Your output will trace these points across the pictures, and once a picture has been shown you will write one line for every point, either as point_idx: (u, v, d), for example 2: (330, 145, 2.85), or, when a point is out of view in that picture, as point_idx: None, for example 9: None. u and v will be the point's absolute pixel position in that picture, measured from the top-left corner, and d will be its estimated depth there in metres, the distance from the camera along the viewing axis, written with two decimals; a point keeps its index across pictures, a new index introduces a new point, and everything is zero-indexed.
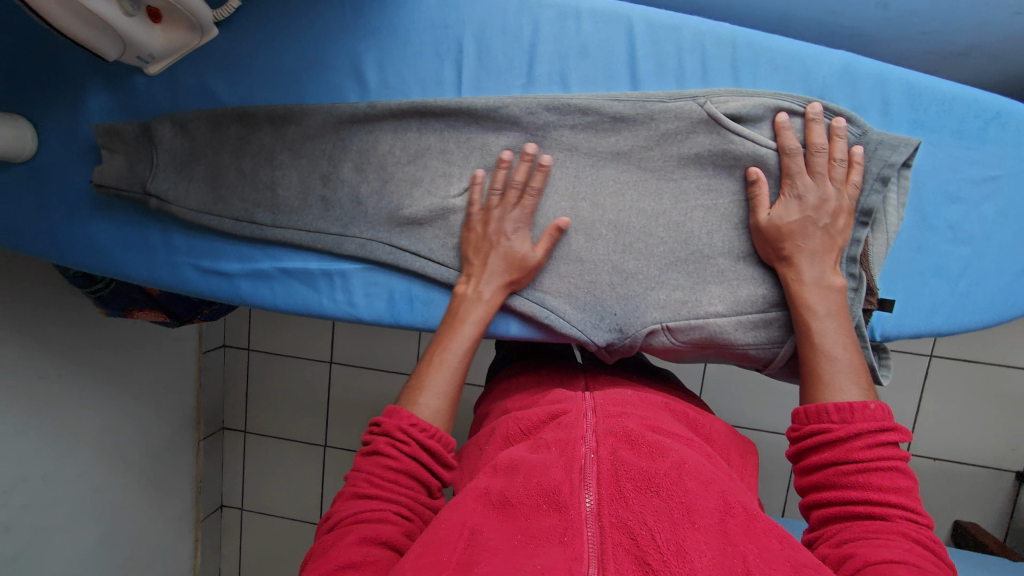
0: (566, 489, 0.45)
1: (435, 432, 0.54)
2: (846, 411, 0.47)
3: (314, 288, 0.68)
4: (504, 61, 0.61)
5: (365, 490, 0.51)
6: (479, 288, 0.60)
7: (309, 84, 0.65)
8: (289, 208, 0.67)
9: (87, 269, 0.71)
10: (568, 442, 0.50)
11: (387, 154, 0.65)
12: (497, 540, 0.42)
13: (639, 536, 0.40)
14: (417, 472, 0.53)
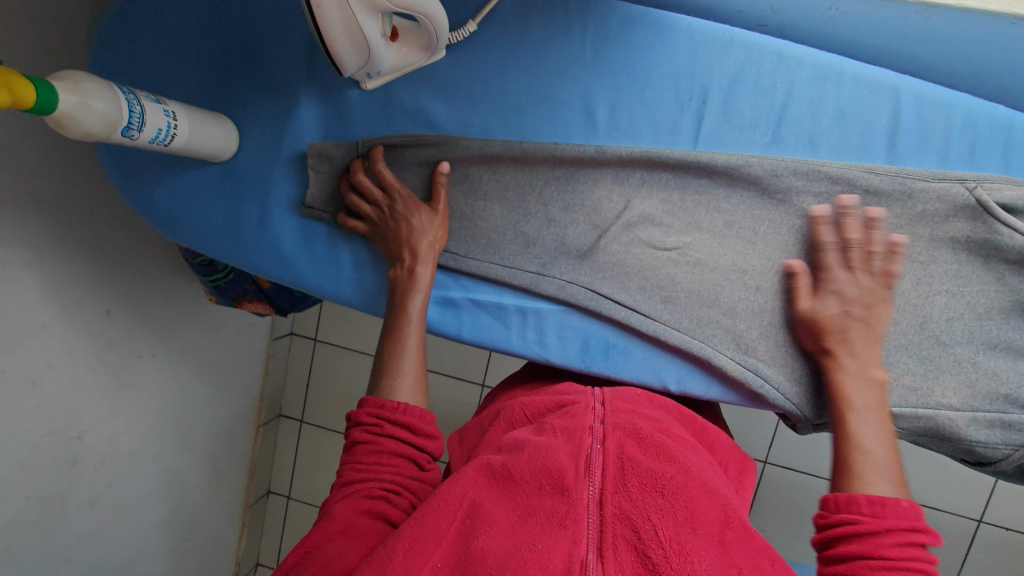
0: (570, 474, 0.45)
1: (405, 406, 0.55)
2: (879, 505, 0.44)
3: (503, 324, 0.65)
4: (749, 116, 0.58)
5: (351, 477, 0.53)
6: (416, 268, 0.61)
7: (533, 117, 0.62)
8: (486, 240, 0.64)
9: (270, 275, 0.69)
10: (577, 429, 0.50)
11: (603, 199, 0.61)
12: (497, 516, 0.43)
13: (642, 530, 0.40)
14: (400, 451, 0.54)
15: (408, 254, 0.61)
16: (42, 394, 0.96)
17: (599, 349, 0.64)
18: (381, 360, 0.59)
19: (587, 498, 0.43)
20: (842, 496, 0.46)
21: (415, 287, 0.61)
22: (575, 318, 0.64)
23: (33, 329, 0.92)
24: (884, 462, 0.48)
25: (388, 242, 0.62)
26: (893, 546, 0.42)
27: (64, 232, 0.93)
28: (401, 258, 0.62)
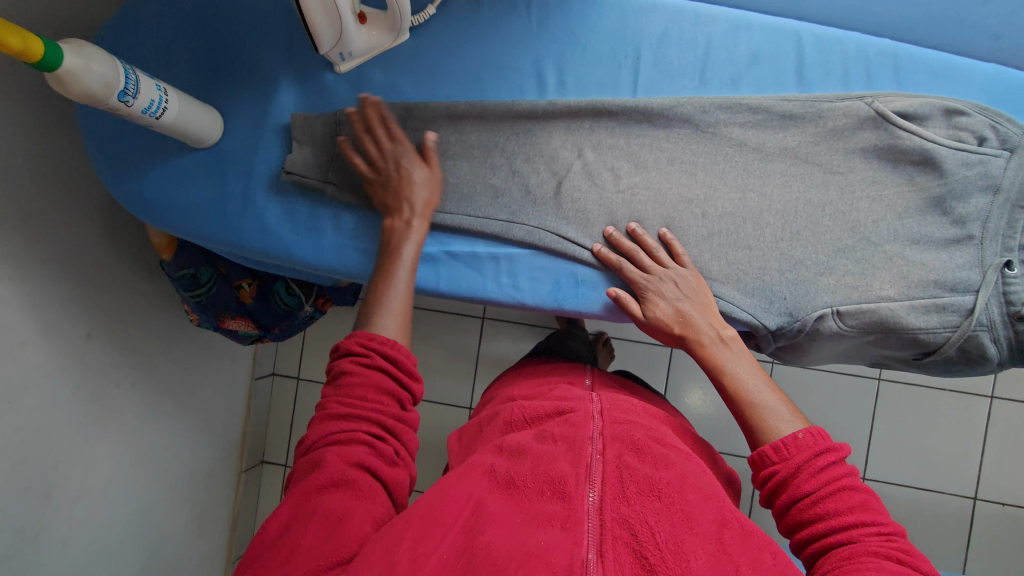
0: (571, 481, 0.49)
1: (394, 343, 0.58)
2: (783, 448, 0.51)
3: (479, 272, 0.70)
4: (677, 65, 0.67)
5: (338, 408, 0.55)
6: (412, 221, 0.67)
7: (491, 83, 0.70)
8: (458, 195, 0.70)
9: (256, 251, 0.73)
10: (577, 438, 0.54)
11: (559, 150, 0.68)
12: (501, 515, 0.46)
13: (637, 531, 0.44)
14: (387, 391, 0.56)
15: (404, 207, 0.67)
16: (19, 417, 0.94)
17: (569, 287, 0.68)
18: (372, 298, 0.63)
19: (587, 503, 0.47)
20: (789, 443, 0.51)
21: (409, 237, 0.66)
22: (544, 260, 0.69)
23: (12, 346, 0.92)
24: (786, 414, 0.55)
25: (385, 195, 0.68)
26: (857, 527, 0.46)
27: (47, 250, 0.96)
28: (398, 211, 0.67)
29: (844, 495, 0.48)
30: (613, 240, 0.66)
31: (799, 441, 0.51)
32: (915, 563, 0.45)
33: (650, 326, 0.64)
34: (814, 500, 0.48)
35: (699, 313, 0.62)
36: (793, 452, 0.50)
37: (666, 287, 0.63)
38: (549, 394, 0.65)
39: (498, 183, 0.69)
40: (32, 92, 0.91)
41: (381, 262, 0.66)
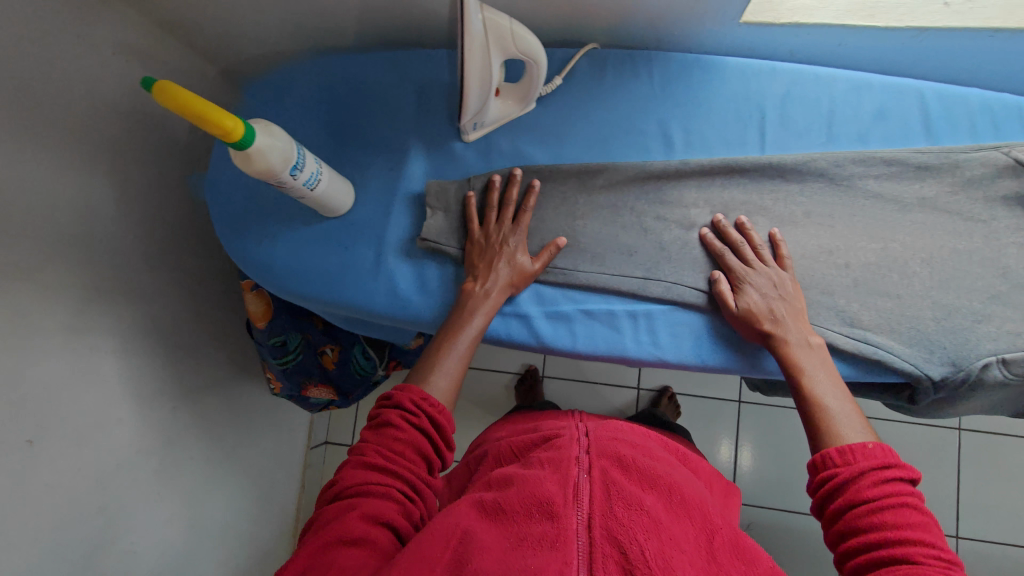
0: (558, 501, 0.52)
1: (442, 408, 0.61)
2: (848, 453, 0.52)
3: (616, 330, 0.69)
4: (803, 123, 0.69)
5: (376, 459, 0.57)
6: (490, 289, 0.68)
7: (618, 145, 0.73)
8: (593, 253, 0.70)
9: (386, 316, 0.74)
10: (561, 460, 0.58)
11: (691, 207, 0.70)
12: (491, 541, 0.49)
13: (626, 546, 0.48)
14: (421, 445, 0.58)
15: (490, 278, 0.68)
16: (108, 497, 0.92)
17: (712, 343, 0.67)
18: (426, 362, 0.65)
19: (574, 522, 0.50)
20: (857, 448, 0.52)
21: (481, 307, 0.67)
22: (683, 315, 0.68)
23: (108, 421, 0.91)
24: (854, 422, 0.55)
25: (475, 258, 0.70)
26: (911, 543, 0.46)
27: (146, 323, 0.97)
28: (482, 277, 0.69)
29: (904, 515, 0.48)
30: (704, 240, 0.68)
31: (867, 450, 0.51)
32: None
33: (738, 318, 0.64)
34: (870, 510, 0.48)
35: (787, 313, 0.63)
36: (857, 457, 0.51)
37: (762, 282, 0.64)
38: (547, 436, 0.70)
39: (515, 227, 0.70)
40: (148, 172, 0.95)
41: (448, 325, 0.68)
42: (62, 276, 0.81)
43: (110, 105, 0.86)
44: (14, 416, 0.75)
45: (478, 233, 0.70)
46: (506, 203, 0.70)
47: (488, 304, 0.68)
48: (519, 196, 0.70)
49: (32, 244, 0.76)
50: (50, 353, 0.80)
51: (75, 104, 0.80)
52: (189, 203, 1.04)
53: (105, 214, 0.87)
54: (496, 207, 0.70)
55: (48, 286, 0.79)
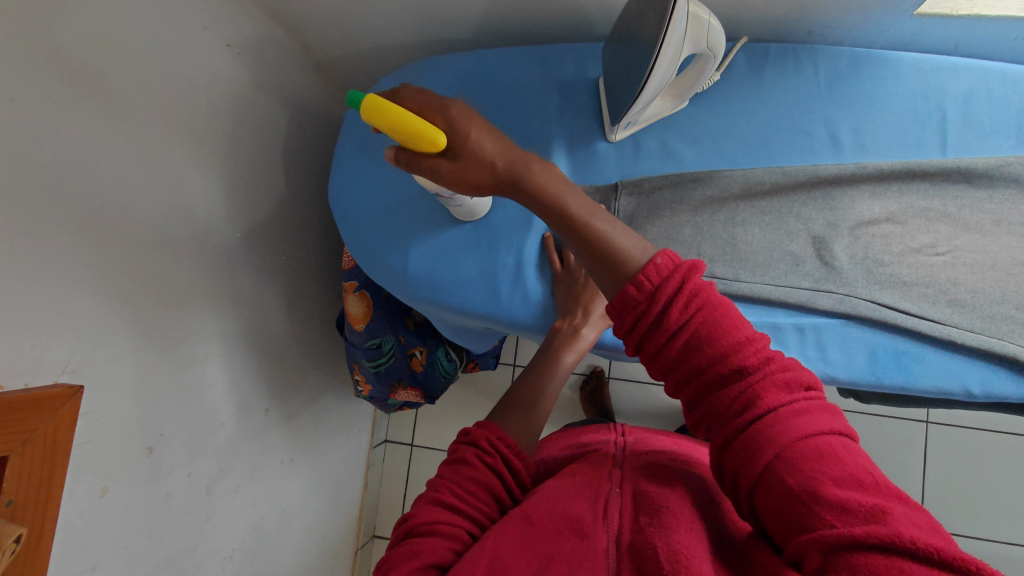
0: (588, 520, 0.50)
1: (518, 449, 0.59)
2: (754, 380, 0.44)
3: (782, 344, 0.65)
4: (989, 124, 0.65)
5: (449, 499, 0.54)
6: (582, 328, 0.71)
7: (782, 146, 0.68)
8: (754, 263, 0.66)
9: (528, 325, 0.73)
10: (595, 480, 0.57)
11: (865, 214, 0.65)
12: (518, 558, 0.47)
13: (646, 553, 0.46)
14: (493, 485, 0.56)
15: (580, 313, 0.71)
16: (212, 503, 0.91)
17: (889, 360, 0.63)
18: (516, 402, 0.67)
19: (604, 540, 0.49)
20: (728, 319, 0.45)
21: (573, 344, 0.70)
22: (855, 330, 0.64)
23: (214, 426, 0.88)
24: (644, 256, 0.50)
25: (566, 295, 0.71)
26: (758, 363, 0.44)
27: (247, 324, 0.95)
28: (570, 315, 0.71)
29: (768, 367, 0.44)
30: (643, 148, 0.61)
31: (658, 268, 0.47)
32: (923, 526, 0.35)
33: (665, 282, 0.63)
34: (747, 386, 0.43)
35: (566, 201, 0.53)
36: (654, 279, 0.46)
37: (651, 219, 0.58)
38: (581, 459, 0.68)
39: None
40: (255, 169, 0.92)
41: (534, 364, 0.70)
42: (181, 279, 0.78)
43: (223, 100, 0.83)
44: (139, 423, 0.73)
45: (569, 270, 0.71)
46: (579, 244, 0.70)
47: (580, 341, 0.71)
48: None
49: (156, 247, 0.73)
50: (170, 358, 0.78)
51: (193, 100, 0.78)
52: (287, 201, 1.01)
53: (219, 213, 0.85)
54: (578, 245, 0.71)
55: (169, 289, 0.76)
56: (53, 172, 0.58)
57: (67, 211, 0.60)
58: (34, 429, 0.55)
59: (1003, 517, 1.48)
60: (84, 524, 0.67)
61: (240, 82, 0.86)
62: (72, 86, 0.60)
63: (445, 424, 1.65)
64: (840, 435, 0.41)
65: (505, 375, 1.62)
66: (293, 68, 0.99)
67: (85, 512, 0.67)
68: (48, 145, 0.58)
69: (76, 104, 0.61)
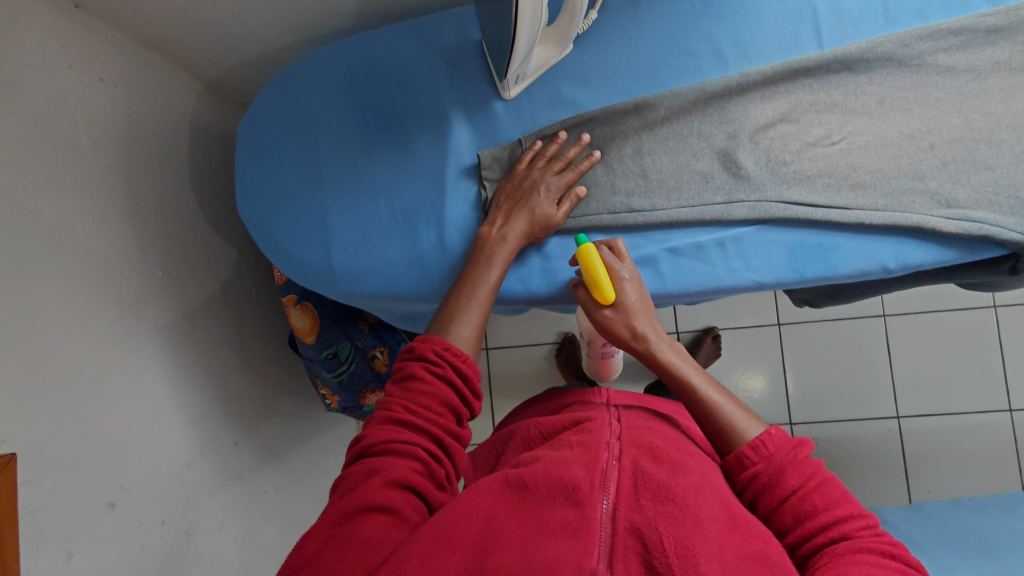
0: (585, 489, 0.51)
1: (464, 357, 0.59)
2: (760, 447, 0.56)
3: (707, 263, 0.67)
4: (858, 10, 0.67)
5: (400, 416, 0.56)
6: (507, 231, 0.65)
7: (671, 70, 0.68)
8: (667, 188, 0.67)
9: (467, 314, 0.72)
10: (594, 444, 0.59)
11: (760, 119, 0.66)
12: (508, 532, 0.48)
13: (650, 538, 0.46)
14: (446, 400, 0.57)
15: (508, 220, 0.66)
16: (198, 546, 0.89)
17: (808, 254, 0.65)
18: (451, 303, 0.63)
19: (600, 511, 0.49)
20: (767, 439, 0.56)
21: (500, 250, 0.65)
22: (772, 232, 0.66)
23: (181, 470, 0.87)
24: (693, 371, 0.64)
25: (506, 201, 0.67)
26: (850, 522, 0.51)
27: (194, 360, 0.92)
28: (501, 221, 0.66)
29: (826, 486, 0.53)
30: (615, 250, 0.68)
31: (774, 437, 0.56)
32: (891, 553, 0.48)
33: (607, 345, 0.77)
34: (801, 494, 0.52)
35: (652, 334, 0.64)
36: (772, 447, 0.55)
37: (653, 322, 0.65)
38: (569, 419, 0.72)
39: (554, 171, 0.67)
40: (163, 203, 0.89)
41: (462, 273, 0.66)
42: (105, 328, 0.76)
43: (108, 136, 0.80)
44: (92, 481, 0.71)
45: (516, 175, 0.68)
46: (547, 152, 0.67)
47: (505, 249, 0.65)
48: (570, 151, 0.67)
49: (68, 299, 0.70)
50: (113, 409, 0.75)
51: (76, 142, 0.74)
52: (206, 230, 0.99)
53: (132, 254, 0.82)
54: (543, 154, 0.67)
55: (93, 340, 0.73)
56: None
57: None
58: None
59: (965, 389, 1.57)
60: None
61: (125, 116, 0.83)
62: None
63: None
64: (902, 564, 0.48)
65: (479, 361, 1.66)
66: (183, 93, 0.95)
67: None
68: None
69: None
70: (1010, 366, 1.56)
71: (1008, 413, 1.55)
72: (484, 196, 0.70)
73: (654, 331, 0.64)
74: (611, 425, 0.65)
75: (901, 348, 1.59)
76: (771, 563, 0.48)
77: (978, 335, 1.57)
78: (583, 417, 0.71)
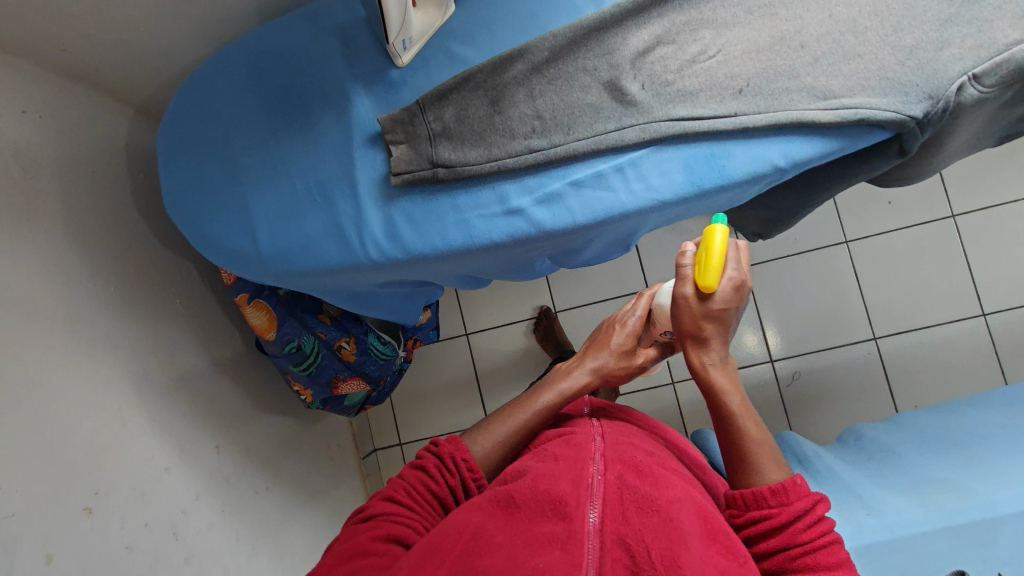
0: (571, 505, 0.62)
1: (478, 475, 0.80)
2: (783, 494, 0.64)
3: (609, 189, 0.70)
4: None
5: (402, 499, 0.74)
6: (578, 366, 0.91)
7: (549, 13, 0.71)
8: (563, 126, 0.70)
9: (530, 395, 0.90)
10: (582, 463, 0.70)
11: (638, 46, 0.69)
12: (504, 539, 0.60)
13: (633, 547, 0.57)
14: (446, 499, 0.77)
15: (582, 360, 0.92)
16: (189, 545, 0.93)
17: (702, 165, 0.68)
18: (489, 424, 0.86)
19: (588, 526, 0.60)
20: (791, 489, 0.64)
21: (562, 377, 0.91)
22: (667, 151, 0.69)
23: (161, 474, 0.90)
24: (741, 397, 0.75)
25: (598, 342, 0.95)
26: None
27: (160, 370, 0.96)
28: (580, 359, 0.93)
29: (833, 547, 0.61)
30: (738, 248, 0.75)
31: (798, 487, 0.64)
32: None
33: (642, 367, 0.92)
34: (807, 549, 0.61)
35: (716, 346, 0.75)
36: (790, 497, 0.64)
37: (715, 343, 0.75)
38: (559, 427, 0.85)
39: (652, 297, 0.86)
40: (104, 225, 0.93)
41: (533, 390, 0.91)
42: (58, 344, 0.79)
43: (41, 165, 0.84)
44: (63, 487, 0.74)
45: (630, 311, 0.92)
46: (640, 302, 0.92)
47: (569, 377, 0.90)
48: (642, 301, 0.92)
49: (16, 316, 0.74)
50: (77, 418, 0.79)
51: (8, 173, 0.78)
52: (157, 247, 1.02)
53: (77, 274, 0.85)
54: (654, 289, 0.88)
55: (51, 356, 0.78)
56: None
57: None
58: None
59: (936, 301, 1.58)
60: None
61: (57, 146, 0.87)
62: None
63: (423, 415, 1.74)
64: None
65: (459, 349, 1.73)
66: (116, 119, 1.00)
67: None
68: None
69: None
70: (977, 272, 1.57)
71: (983, 318, 1.57)
72: (392, 161, 0.72)
73: (716, 340, 0.75)
74: (594, 439, 0.77)
75: (869, 271, 1.61)
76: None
77: (942, 247, 1.58)
78: (567, 430, 0.82)
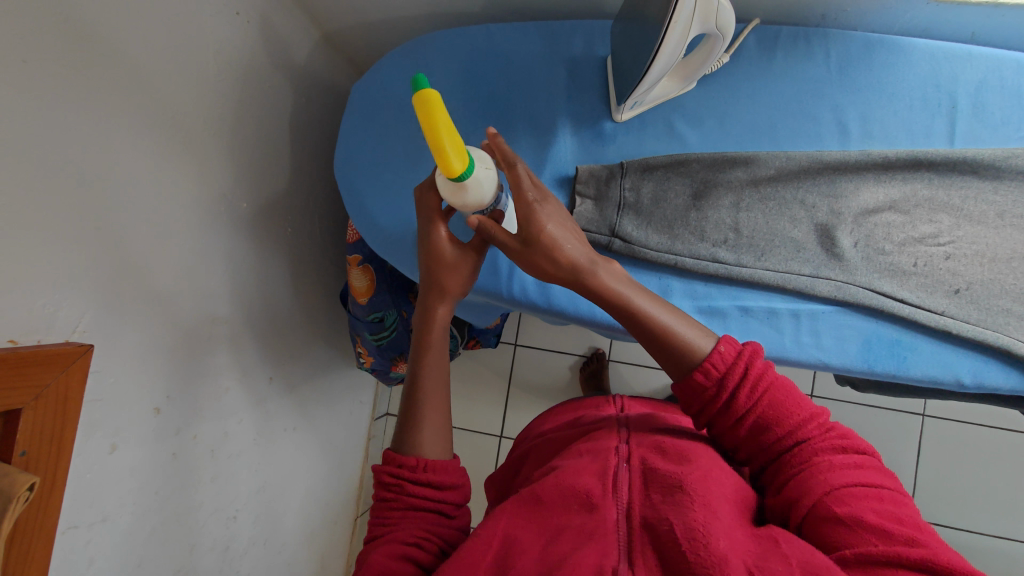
0: (595, 494, 0.55)
1: (419, 461, 0.59)
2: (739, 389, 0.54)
3: (776, 330, 0.65)
4: (1000, 116, 0.66)
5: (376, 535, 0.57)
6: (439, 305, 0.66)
7: (789, 132, 0.68)
8: (757, 248, 0.66)
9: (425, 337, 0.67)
10: (602, 451, 0.63)
11: (869, 202, 0.65)
12: (529, 540, 0.53)
13: (660, 526, 0.50)
14: (418, 505, 0.58)
15: (437, 295, 0.66)
16: (217, 465, 0.93)
17: (883, 348, 0.63)
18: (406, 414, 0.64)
19: (615, 512, 0.54)
20: (718, 358, 0.56)
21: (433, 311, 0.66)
22: (850, 318, 0.64)
23: (220, 392, 0.91)
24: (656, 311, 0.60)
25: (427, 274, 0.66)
26: (805, 426, 0.54)
27: (253, 291, 0.97)
28: (426, 299, 0.67)
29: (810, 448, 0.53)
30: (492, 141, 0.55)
31: (722, 356, 0.55)
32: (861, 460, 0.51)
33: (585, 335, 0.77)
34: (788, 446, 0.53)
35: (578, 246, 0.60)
36: (733, 381, 0.54)
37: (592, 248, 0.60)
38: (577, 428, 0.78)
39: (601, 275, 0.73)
40: (260, 138, 0.93)
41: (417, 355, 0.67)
42: (188, 245, 0.80)
43: (231, 69, 0.84)
44: (145, 385, 0.75)
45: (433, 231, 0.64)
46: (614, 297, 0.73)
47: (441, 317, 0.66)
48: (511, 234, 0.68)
49: (164, 209, 0.75)
50: (178, 319, 0.79)
51: (202, 68, 0.79)
52: (292, 172, 1.03)
53: (224, 178, 0.86)
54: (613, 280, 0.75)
55: (177, 255, 0.78)
56: (48, 112, 0.58)
57: (63, 156, 0.60)
58: (44, 385, 0.58)
59: (991, 511, 1.50)
60: (93, 477, 0.69)
61: (248, 54, 0.87)
62: (76, 31, 0.60)
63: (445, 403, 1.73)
64: (887, 490, 0.50)
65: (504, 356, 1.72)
66: (303, 41, 1.00)
67: (95, 467, 0.69)
68: (43, 83, 0.57)
69: (78, 51, 0.61)
70: None
71: None
72: (572, 213, 0.69)
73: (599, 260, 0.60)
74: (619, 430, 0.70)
75: (935, 452, 1.53)
76: (773, 532, 0.50)
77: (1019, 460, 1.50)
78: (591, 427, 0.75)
